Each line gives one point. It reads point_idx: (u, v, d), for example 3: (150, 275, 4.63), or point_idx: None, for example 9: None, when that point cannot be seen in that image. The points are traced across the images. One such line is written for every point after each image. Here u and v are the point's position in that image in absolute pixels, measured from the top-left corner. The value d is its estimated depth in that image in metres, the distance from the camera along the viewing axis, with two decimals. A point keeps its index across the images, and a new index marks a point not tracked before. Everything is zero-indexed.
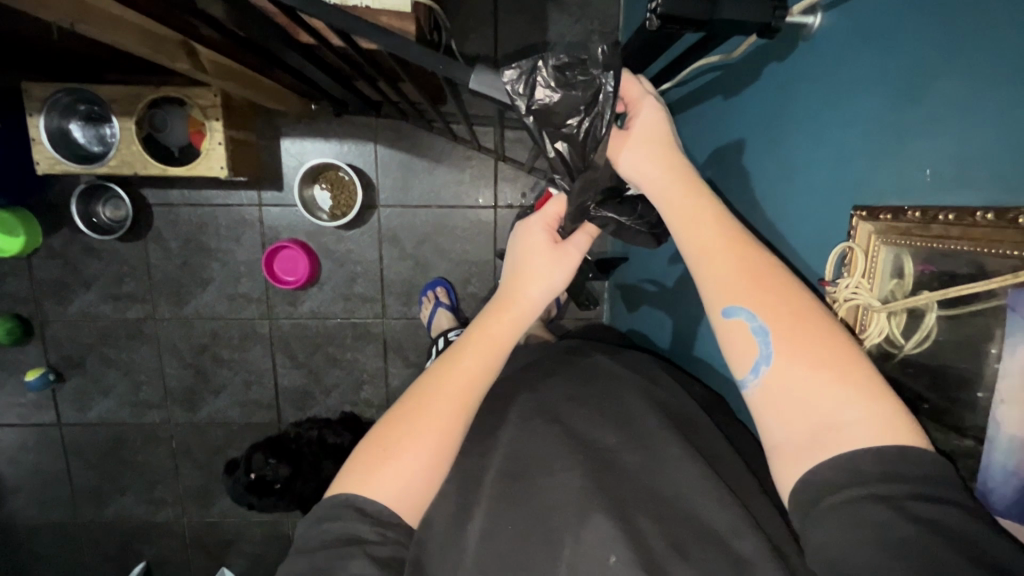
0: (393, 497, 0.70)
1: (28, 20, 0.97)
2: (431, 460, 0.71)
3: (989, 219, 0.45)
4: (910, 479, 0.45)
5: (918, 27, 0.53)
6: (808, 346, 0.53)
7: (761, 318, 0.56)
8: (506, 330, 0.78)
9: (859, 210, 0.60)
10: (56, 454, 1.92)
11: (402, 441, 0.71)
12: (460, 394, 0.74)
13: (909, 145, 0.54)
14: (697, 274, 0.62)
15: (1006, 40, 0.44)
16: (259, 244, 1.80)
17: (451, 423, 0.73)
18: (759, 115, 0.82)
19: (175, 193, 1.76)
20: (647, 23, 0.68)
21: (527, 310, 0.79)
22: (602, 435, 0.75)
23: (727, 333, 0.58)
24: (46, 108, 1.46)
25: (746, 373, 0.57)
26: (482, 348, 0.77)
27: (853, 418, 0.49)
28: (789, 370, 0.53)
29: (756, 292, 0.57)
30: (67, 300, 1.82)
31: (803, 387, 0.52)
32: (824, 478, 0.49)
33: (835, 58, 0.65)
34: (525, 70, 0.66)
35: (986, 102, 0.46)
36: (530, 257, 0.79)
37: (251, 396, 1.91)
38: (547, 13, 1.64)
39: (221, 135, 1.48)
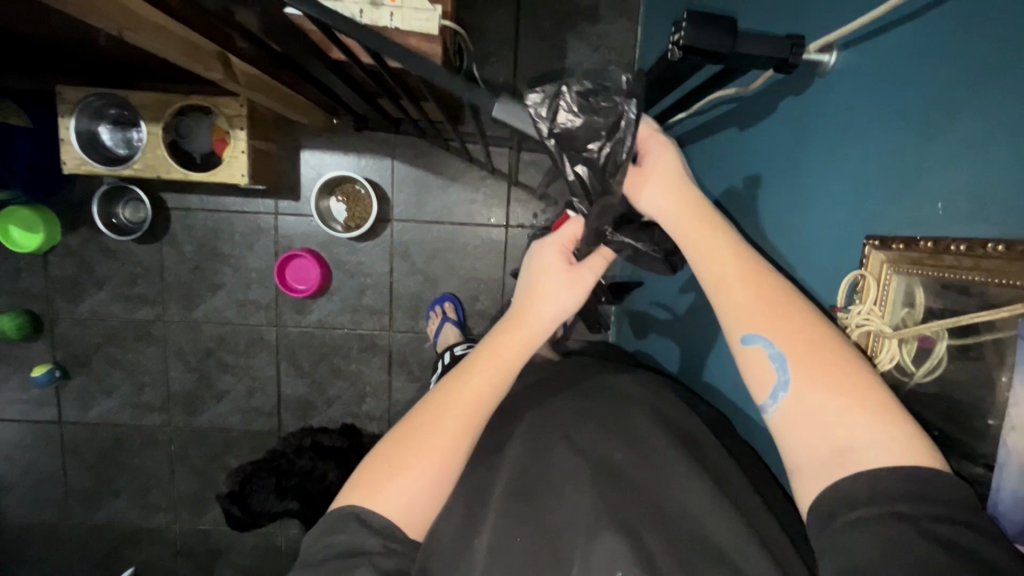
0: (402, 510, 0.70)
1: (76, 27, 1.01)
2: (439, 473, 0.72)
3: (1000, 250, 0.47)
4: (927, 500, 0.47)
5: (935, 69, 0.55)
6: (824, 373, 0.54)
7: (778, 346, 0.57)
8: (519, 349, 0.79)
9: (871, 239, 0.62)
10: (53, 453, 1.92)
11: (413, 453, 0.72)
12: (475, 408, 0.75)
13: (923, 179, 0.56)
14: (715, 299, 0.64)
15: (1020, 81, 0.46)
16: (272, 252, 1.83)
17: (461, 437, 0.74)
18: (774, 147, 0.84)
19: (194, 198, 1.79)
20: (669, 53, 0.72)
21: (538, 331, 0.80)
22: (611, 449, 0.75)
23: (747, 359, 0.59)
24: (77, 110, 1.50)
25: (766, 398, 0.58)
26: (492, 366, 0.77)
27: (871, 443, 0.50)
28: (808, 397, 0.54)
29: (773, 320, 0.58)
30: (79, 299, 1.84)
31: (822, 411, 0.53)
32: (842, 496, 0.50)
33: (850, 96, 0.67)
34: (549, 94, 0.68)
35: (995, 142, 0.49)
36: (546, 279, 0.81)
37: (253, 404, 1.91)
38: (566, 41, 1.70)
39: (244, 144, 1.52)
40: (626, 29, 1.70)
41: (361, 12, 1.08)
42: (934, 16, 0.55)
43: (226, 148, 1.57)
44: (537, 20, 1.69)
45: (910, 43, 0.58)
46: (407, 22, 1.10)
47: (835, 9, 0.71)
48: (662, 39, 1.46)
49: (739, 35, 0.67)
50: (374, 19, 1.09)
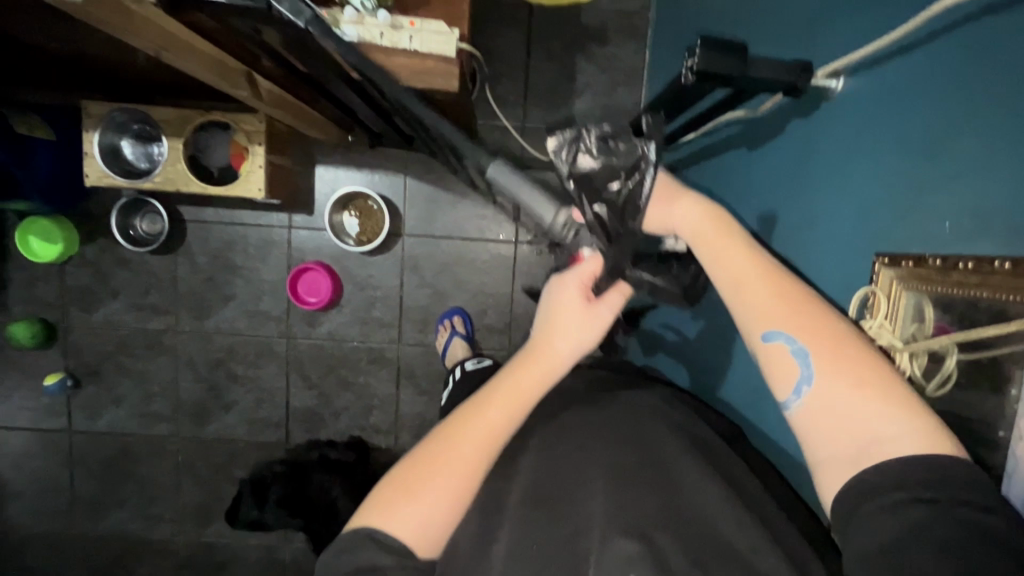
0: (417, 529, 0.71)
1: (111, 46, 1.06)
2: (455, 493, 0.73)
3: (1006, 267, 0.49)
4: (950, 484, 0.48)
5: (939, 92, 0.58)
6: (844, 367, 0.56)
7: (800, 342, 0.59)
8: (536, 382, 0.80)
9: (881, 256, 0.63)
10: (61, 461, 1.92)
11: (435, 469, 0.74)
12: (498, 416, 0.77)
13: (929, 197, 0.58)
14: (732, 300, 0.66)
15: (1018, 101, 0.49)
16: (285, 265, 1.86)
17: (478, 459, 0.75)
18: (782, 167, 0.87)
19: (210, 211, 1.83)
20: (683, 77, 0.75)
21: (555, 364, 0.81)
22: (619, 454, 0.76)
23: (768, 357, 0.61)
24: (101, 125, 1.55)
25: (787, 395, 0.59)
26: (512, 390, 0.78)
27: (894, 434, 0.52)
28: (829, 394, 0.56)
29: (792, 318, 0.61)
30: (93, 308, 1.87)
31: (845, 404, 0.55)
32: (867, 483, 0.51)
33: (856, 117, 0.70)
34: (571, 138, 0.79)
35: (996, 165, 0.51)
36: (564, 315, 0.82)
37: (261, 414, 1.92)
38: (576, 63, 1.75)
39: (262, 159, 1.56)
40: (634, 52, 1.75)
41: (381, 35, 1.12)
42: (938, 42, 0.58)
43: (243, 163, 1.61)
44: (547, 42, 1.74)
45: (913, 68, 0.61)
46: (426, 45, 1.14)
47: (844, 36, 0.74)
48: (670, 62, 1.51)
49: (750, 61, 0.71)
50: (393, 41, 1.13)
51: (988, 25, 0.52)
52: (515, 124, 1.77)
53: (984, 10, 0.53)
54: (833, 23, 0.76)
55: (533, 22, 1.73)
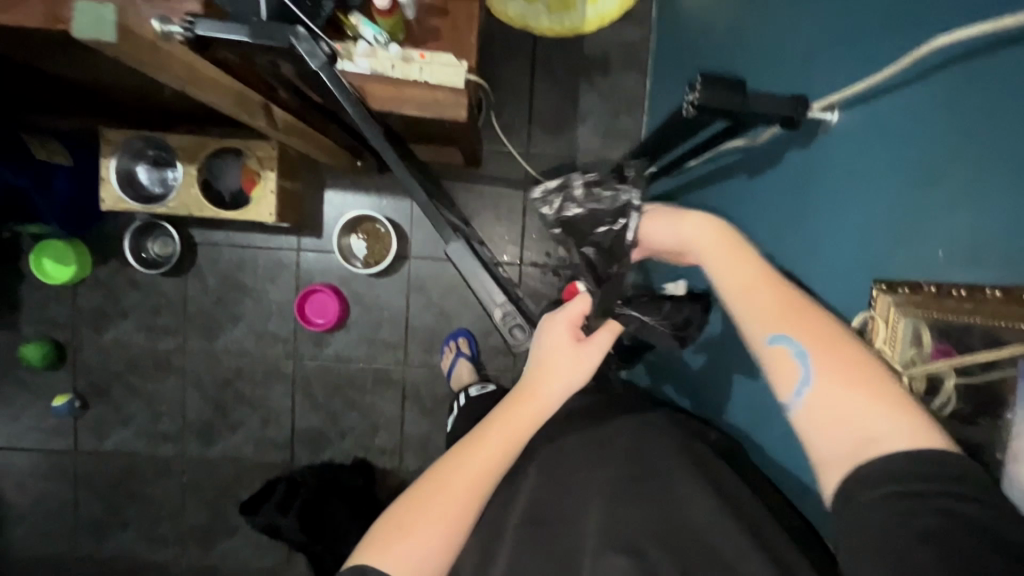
0: (421, 558, 0.71)
1: (136, 78, 1.11)
2: (456, 525, 0.74)
3: (998, 295, 0.51)
4: (936, 478, 0.51)
5: (932, 125, 0.61)
6: (842, 369, 0.59)
7: (803, 344, 0.61)
8: (530, 417, 0.81)
9: (878, 283, 0.65)
10: (66, 482, 1.92)
11: (439, 499, 0.75)
12: (502, 430, 0.80)
13: (925, 225, 0.60)
14: (734, 305, 0.68)
15: (1007, 135, 0.52)
16: (293, 286, 1.89)
17: (478, 491, 0.76)
18: (780, 194, 0.90)
19: (221, 233, 1.87)
20: (684, 110, 0.79)
21: (545, 406, 0.82)
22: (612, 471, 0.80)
23: (771, 359, 0.63)
24: (119, 150, 1.60)
25: (788, 396, 0.62)
26: (507, 424, 0.80)
27: (889, 432, 0.55)
28: (830, 397, 0.58)
29: (795, 321, 0.63)
30: (104, 329, 1.90)
31: (840, 403, 0.58)
32: (864, 477, 0.54)
33: (853, 144, 0.73)
34: (562, 184, 0.98)
35: (988, 200, 0.53)
36: (556, 353, 0.85)
37: (267, 435, 1.93)
38: (579, 90, 1.80)
39: (274, 184, 1.61)
40: (635, 80, 1.80)
41: (393, 67, 1.17)
42: (929, 79, 0.61)
43: (255, 187, 1.65)
44: (552, 71, 1.80)
45: (906, 103, 0.65)
46: (436, 76, 1.18)
47: (837, 70, 0.77)
48: (671, 90, 1.55)
49: (750, 95, 0.75)
50: (405, 72, 1.17)
51: (978, 66, 0.55)
52: (519, 150, 1.81)
53: (974, 52, 0.56)
54: (827, 58, 0.80)
55: (537, 52, 1.79)
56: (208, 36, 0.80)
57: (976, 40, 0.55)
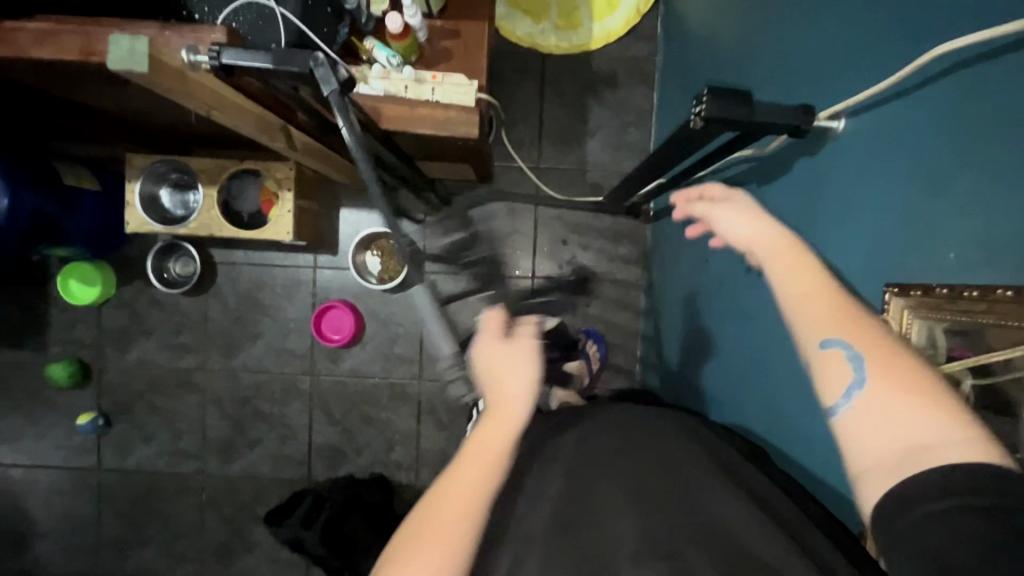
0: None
1: (163, 106, 1.16)
2: (445, 564, 0.67)
3: (1010, 295, 0.52)
4: (1010, 497, 0.46)
5: (936, 131, 0.62)
6: (898, 375, 0.56)
7: (856, 349, 0.59)
8: (502, 433, 0.76)
9: (890, 286, 0.65)
10: (89, 500, 1.96)
11: (425, 541, 0.68)
12: (485, 442, 0.75)
13: (936, 228, 0.61)
14: (792, 308, 0.66)
15: (1011, 139, 0.53)
16: (310, 303, 1.92)
17: (462, 523, 0.70)
18: (792, 203, 0.91)
19: (240, 253, 1.91)
20: (691, 122, 0.82)
21: (510, 413, 0.78)
22: (644, 480, 0.77)
23: (823, 362, 0.60)
24: (143, 175, 1.65)
25: (834, 400, 0.59)
26: (476, 452, 0.74)
27: (946, 442, 0.51)
28: (882, 401, 0.55)
29: (850, 325, 0.61)
30: (127, 348, 1.94)
31: (895, 410, 0.54)
32: (921, 491, 0.49)
33: (860, 150, 0.74)
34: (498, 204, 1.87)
35: (996, 202, 0.54)
36: (497, 361, 0.81)
37: (285, 452, 1.95)
38: (587, 106, 1.83)
39: (291, 204, 1.65)
40: (643, 94, 1.83)
41: (407, 88, 1.21)
42: (934, 85, 0.62)
43: (273, 208, 1.70)
44: (560, 88, 1.83)
45: (911, 110, 0.66)
46: (447, 96, 1.22)
47: (844, 77, 0.79)
48: (679, 104, 1.57)
49: (756, 106, 0.76)
50: (417, 93, 1.22)
51: (983, 71, 0.56)
52: (530, 165, 1.84)
53: (979, 57, 0.56)
54: (833, 67, 0.82)
55: (546, 69, 1.83)
56: (233, 64, 0.83)
57: (975, 49, 0.57)
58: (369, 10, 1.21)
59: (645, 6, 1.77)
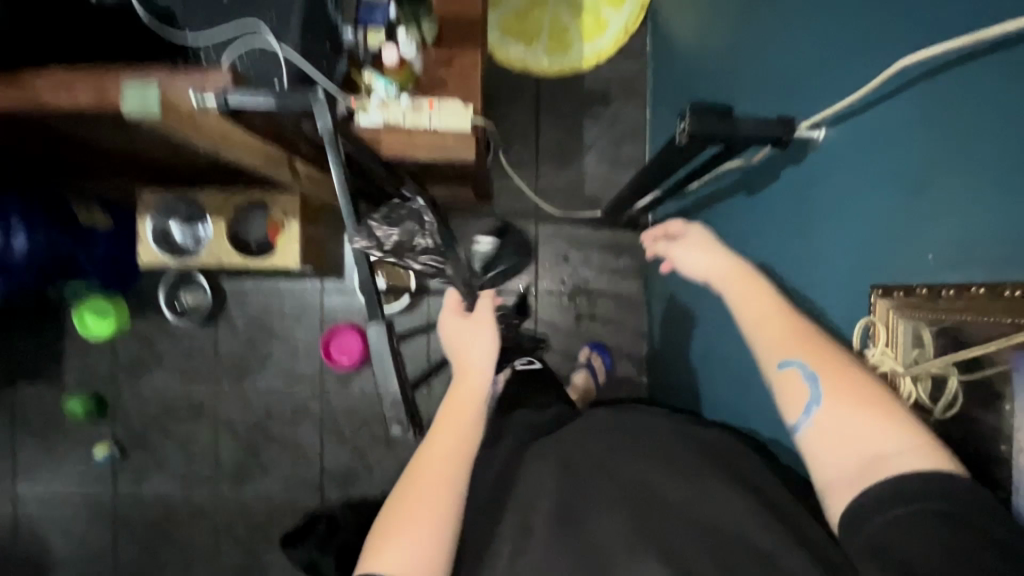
0: (414, 565, 0.68)
1: (173, 145, 1.21)
2: (443, 506, 0.73)
3: (983, 292, 0.54)
4: (953, 498, 0.52)
5: (903, 142, 0.65)
6: (849, 390, 0.63)
7: (812, 367, 0.66)
8: (473, 391, 0.86)
9: (877, 288, 0.68)
10: (106, 530, 1.97)
11: (420, 489, 0.74)
12: (462, 404, 0.84)
13: (914, 231, 0.63)
14: (753, 333, 0.72)
15: (971, 145, 0.55)
16: (318, 327, 1.96)
17: (451, 469, 0.76)
18: (780, 210, 0.93)
19: (248, 280, 1.96)
20: (678, 138, 0.84)
21: (480, 374, 0.89)
22: (646, 473, 0.78)
23: (783, 382, 0.67)
24: (155, 211, 1.72)
25: (797, 416, 0.65)
26: (454, 415, 0.82)
27: (896, 450, 0.58)
28: (840, 415, 0.62)
29: (804, 347, 0.67)
30: (141, 378, 1.98)
31: (850, 423, 0.61)
32: (881, 496, 0.56)
33: (846, 153, 0.75)
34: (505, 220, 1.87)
35: (969, 202, 0.56)
36: (459, 336, 0.95)
37: (297, 475, 1.96)
38: (582, 124, 1.88)
39: (297, 232, 1.69)
40: (636, 110, 1.87)
41: (404, 116, 1.23)
42: (904, 95, 0.65)
43: (280, 236, 1.74)
44: (554, 108, 1.88)
45: (880, 121, 0.69)
46: (445, 122, 1.25)
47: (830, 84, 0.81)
48: (671, 118, 1.61)
49: (738, 121, 0.79)
50: (415, 121, 1.24)
51: (950, 78, 0.58)
52: (529, 184, 1.89)
53: (946, 64, 0.58)
54: (814, 78, 0.85)
55: (540, 91, 1.88)
56: (238, 104, 0.88)
57: (934, 62, 0.60)
58: (365, 45, 1.27)
59: (634, 25, 1.79)
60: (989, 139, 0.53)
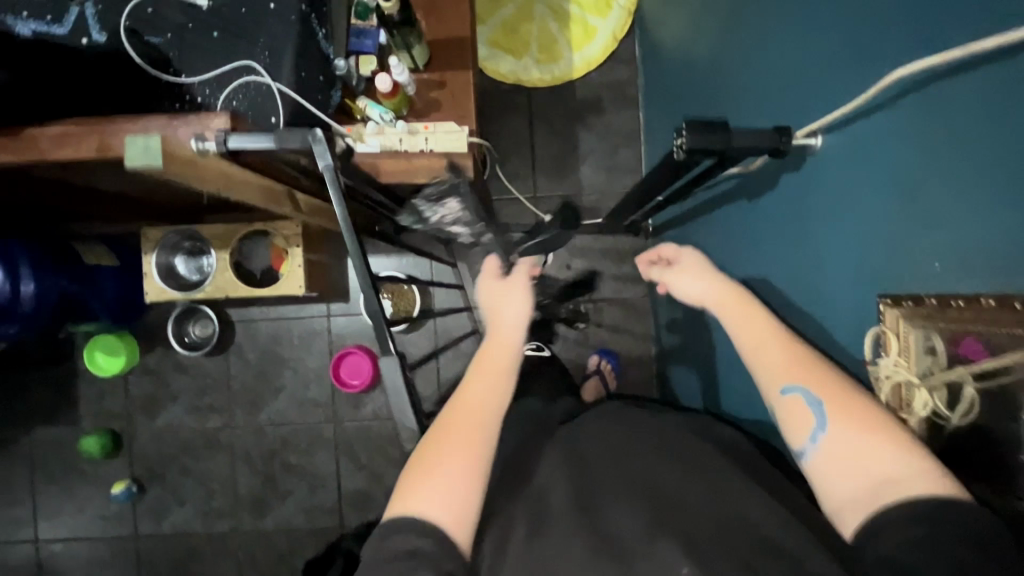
0: (447, 508, 0.70)
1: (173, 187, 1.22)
2: (473, 456, 0.74)
3: (994, 303, 0.54)
4: (963, 522, 0.55)
5: (899, 152, 0.66)
6: (853, 416, 0.65)
7: (815, 394, 0.68)
8: (508, 348, 0.86)
9: (884, 298, 0.68)
10: (129, 568, 1.98)
11: (452, 438, 0.76)
12: (496, 359, 0.85)
13: (917, 241, 0.63)
14: (754, 359, 0.74)
15: (969, 154, 0.56)
16: (327, 352, 1.97)
17: (482, 421, 0.78)
18: (780, 217, 0.93)
19: (256, 310, 1.97)
20: (675, 153, 0.84)
21: (514, 335, 0.88)
22: (660, 471, 0.76)
23: (787, 408, 0.69)
24: (158, 247, 1.73)
25: (804, 443, 0.68)
26: (487, 371, 0.83)
27: (904, 474, 0.60)
28: (846, 448, 0.64)
29: (806, 374, 0.70)
30: (155, 413, 1.99)
31: (856, 447, 0.63)
32: (892, 518, 0.57)
33: (840, 166, 0.76)
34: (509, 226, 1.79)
35: (969, 212, 0.56)
36: (493, 299, 0.94)
37: (316, 501, 1.97)
38: (576, 134, 1.89)
39: (300, 258, 1.70)
40: (628, 117, 1.88)
41: (400, 141, 1.23)
42: (898, 105, 0.65)
43: (284, 264, 1.75)
44: (548, 119, 1.89)
45: (874, 129, 0.69)
46: (440, 143, 1.25)
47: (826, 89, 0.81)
48: (664, 124, 1.62)
49: (734, 134, 0.80)
50: (412, 144, 1.24)
51: (943, 88, 0.59)
52: (527, 196, 1.89)
53: (936, 76, 0.59)
54: (808, 83, 0.85)
55: (533, 103, 1.89)
56: (238, 146, 0.89)
57: (926, 73, 0.60)
58: (358, 72, 1.27)
59: (622, 31, 1.83)
60: (987, 149, 0.54)
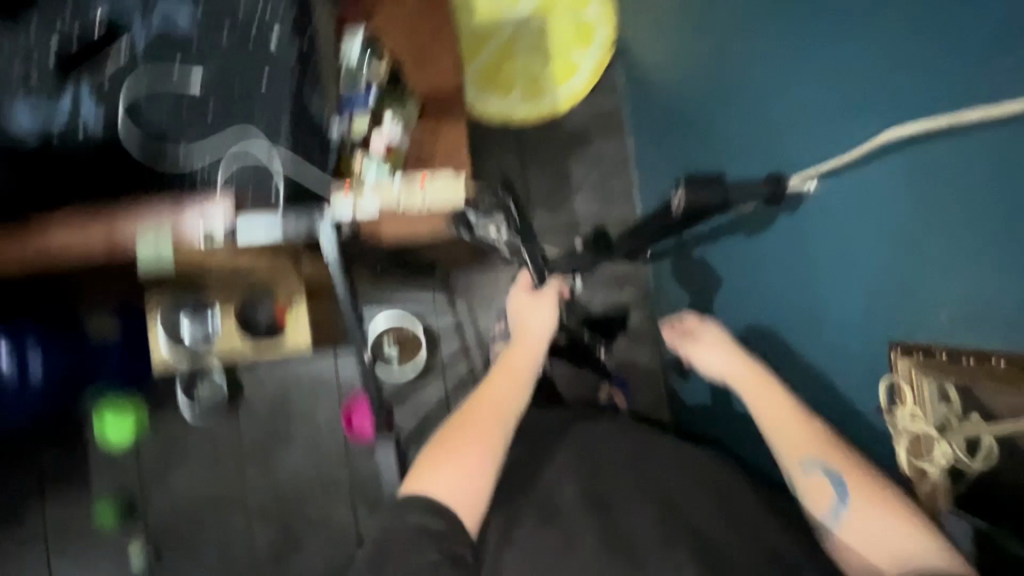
0: (460, 490, 0.90)
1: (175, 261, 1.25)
2: (490, 454, 0.95)
3: (1006, 363, 0.66)
4: None
5: (898, 211, 0.78)
6: (874, 497, 0.80)
7: (837, 472, 0.84)
8: (530, 356, 1.12)
9: (898, 347, 0.80)
10: None
11: (467, 430, 0.98)
12: (520, 369, 1.10)
13: (930, 285, 0.74)
14: (773, 436, 0.92)
15: (963, 225, 0.68)
16: (337, 401, 1.97)
17: (500, 420, 1.00)
18: (788, 255, 1.03)
19: (262, 364, 1.97)
20: None
21: (539, 346, 1.15)
22: (710, 524, 0.89)
23: (810, 490, 0.86)
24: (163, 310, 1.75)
25: (828, 514, 0.84)
26: (506, 378, 1.08)
27: (916, 550, 0.73)
28: (818, 487, 0.86)
29: (824, 452, 0.87)
30: (165, 476, 1.97)
31: (876, 526, 0.78)
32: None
33: (838, 221, 0.88)
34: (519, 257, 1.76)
35: (990, 263, 0.66)
36: (524, 309, 1.23)
37: (335, 552, 1.95)
38: (568, 167, 1.92)
39: (303, 317, 1.82)
40: (619, 147, 1.91)
41: (399, 201, 1.24)
42: (893, 158, 0.77)
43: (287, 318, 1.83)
44: (539, 154, 1.92)
45: (876, 181, 0.81)
46: (437, 199, 1.26)
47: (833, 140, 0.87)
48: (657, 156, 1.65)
49: None
50: (410, 201, 1.25)
51: (939, 154, 0.70)
52: None
53: (931, 139, 0.71)
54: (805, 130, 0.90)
55: (523, 139, 1.92)
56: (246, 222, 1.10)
57: (918, 134, 0.72)
58: (351, 135, 1.29)
59: (602, 60, 1.84)
60: (986, 219, 0.66)
